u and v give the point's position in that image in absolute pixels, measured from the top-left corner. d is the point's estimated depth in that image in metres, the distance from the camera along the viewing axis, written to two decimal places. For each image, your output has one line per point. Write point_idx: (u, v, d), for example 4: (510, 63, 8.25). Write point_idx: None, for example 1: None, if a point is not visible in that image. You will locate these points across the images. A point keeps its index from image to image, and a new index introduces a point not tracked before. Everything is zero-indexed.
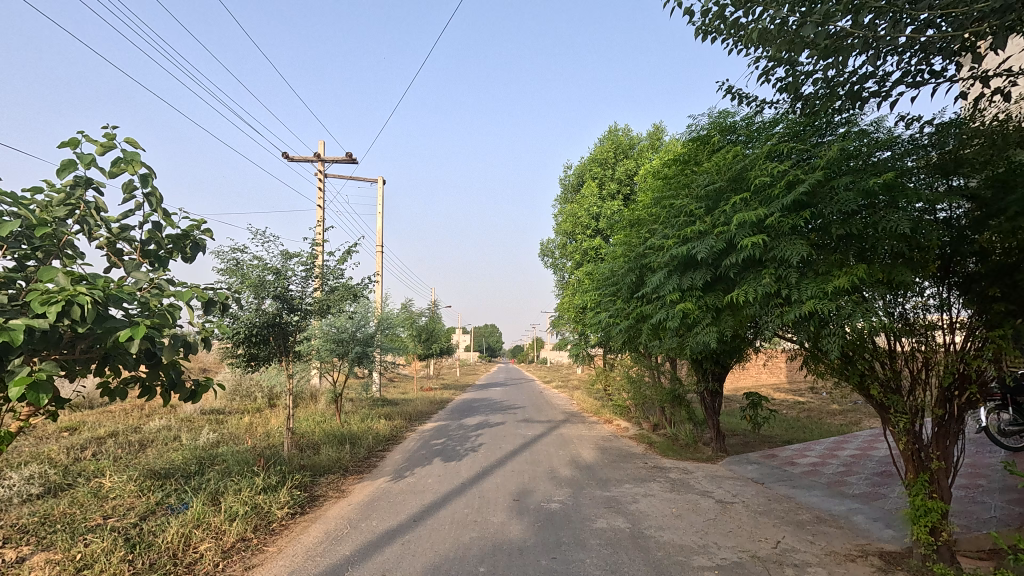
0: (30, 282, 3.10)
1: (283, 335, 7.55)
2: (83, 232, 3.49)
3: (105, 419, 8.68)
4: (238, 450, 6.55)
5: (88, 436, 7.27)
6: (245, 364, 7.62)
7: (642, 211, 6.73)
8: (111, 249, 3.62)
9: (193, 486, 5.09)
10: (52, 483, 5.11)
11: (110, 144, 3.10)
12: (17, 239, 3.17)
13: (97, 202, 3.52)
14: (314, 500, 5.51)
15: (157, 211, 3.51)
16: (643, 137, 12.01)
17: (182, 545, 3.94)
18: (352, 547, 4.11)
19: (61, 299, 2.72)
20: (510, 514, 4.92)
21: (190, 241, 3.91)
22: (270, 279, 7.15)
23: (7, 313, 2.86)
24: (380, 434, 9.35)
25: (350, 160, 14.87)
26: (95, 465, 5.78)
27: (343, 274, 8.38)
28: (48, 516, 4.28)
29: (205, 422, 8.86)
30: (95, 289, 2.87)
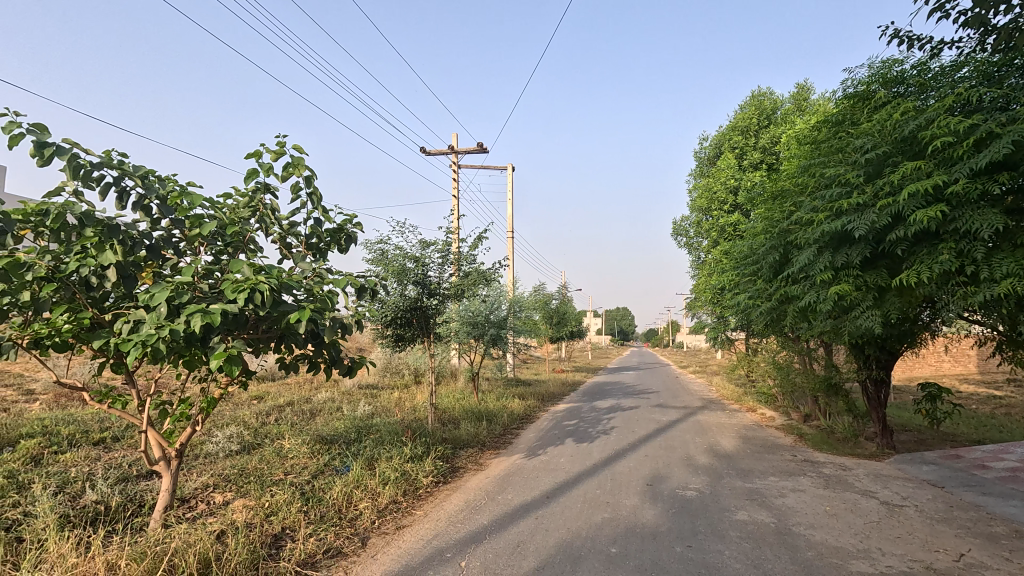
0: (224, 274, 3.70)
1: (424, 318, 8.12)
2: (262, 229, 4.09)
3: (284, 390, 10.09)
4: (389, 422, 7.24)
5: (272, 404, 8.51)
6: (393, 343, 8.35)
7: (786, 181, 6.12)
8: (283, 243, 4.19)
9: (353, 452, 5.75)
10: (246, 442, 6.10)
11: (281, 152, 3.74)
12: (215, 237, 3.82)
13: (272, 204, 4.12)
14: (455, 471, 5.92)
15: (318, 208, 4.04)
16: (790, 98, 10.91)
17: (345, 502, 4.47)
18: (489, 517, 4.36)
19: (247, 287, 3.25)
20: (644, 498, 4.85)
21: (344, 234, 4.42)
22: (411, 266, 7.72)
23: (208, 300, 3.46)
24: (514, 413, 9.70)
25: (481, 150, 15.47)
26: (277, 429, 6.76)
27: (476, 259, 8.76)
28: (244, 468, 5.12)
29: (362, 396, 9.90)
30: (271, 279, 3.38)
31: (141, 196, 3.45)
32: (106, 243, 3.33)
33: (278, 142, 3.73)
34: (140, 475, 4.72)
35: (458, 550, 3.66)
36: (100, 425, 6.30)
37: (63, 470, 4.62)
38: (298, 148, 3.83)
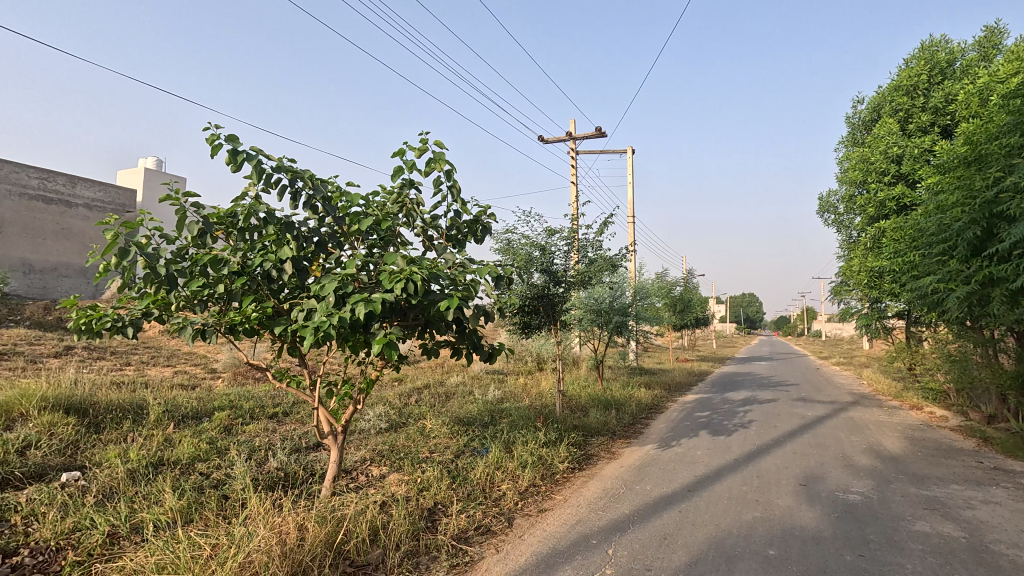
0: (379, 265, 3.98)
1: (550, 305, 8.20)
2: (408, 224, 4.35)
3: (420, 374, 10.79)
4: (519, 407, 7.42)
5: (410, 386, 9.13)
6: (521, 331, 8.54)
7: (981, 144, 5.29)
8: (426, 236, 4.43)
9: (490, 434, 5.98)
10: (394, 421, 6.59)
11: (424, 148, 3.94)
12: (369, 232, 4.12)
13: (416, 199, 4.36)
14: (588, 458, 5.92)
15: (458, 201, 4.21)
16: (972, 47, 9.34)
17: (488, 482, 4.66)
18: (631, 507, 4.30)
19: (402, 277, 3.48)
20: (799, 499, 4.48)
21: (480, 225, 4.57)
22: (537, 255, 7.82)
23: (368, 289, 3.76)
24: (642, 402, 9.47)
25: (600, 134, 15.19)
26: (418, 409, 7.24)
27: (602, 245, 8.64)
28: (394, 445, 5.54)
29: (491, 380, 10.28)
30: (422, 269, 3.58)
31: (310, 196, 3.82)
32: (284, 239, 3.74)
33: (421, 139, 3.94)
34: (309, 446, 5.29)
35: (603, 537, 3.65)
36: (272, 401, 7.18)
37: (249, 439, 5.32)
38: (439, 144, 4.02)
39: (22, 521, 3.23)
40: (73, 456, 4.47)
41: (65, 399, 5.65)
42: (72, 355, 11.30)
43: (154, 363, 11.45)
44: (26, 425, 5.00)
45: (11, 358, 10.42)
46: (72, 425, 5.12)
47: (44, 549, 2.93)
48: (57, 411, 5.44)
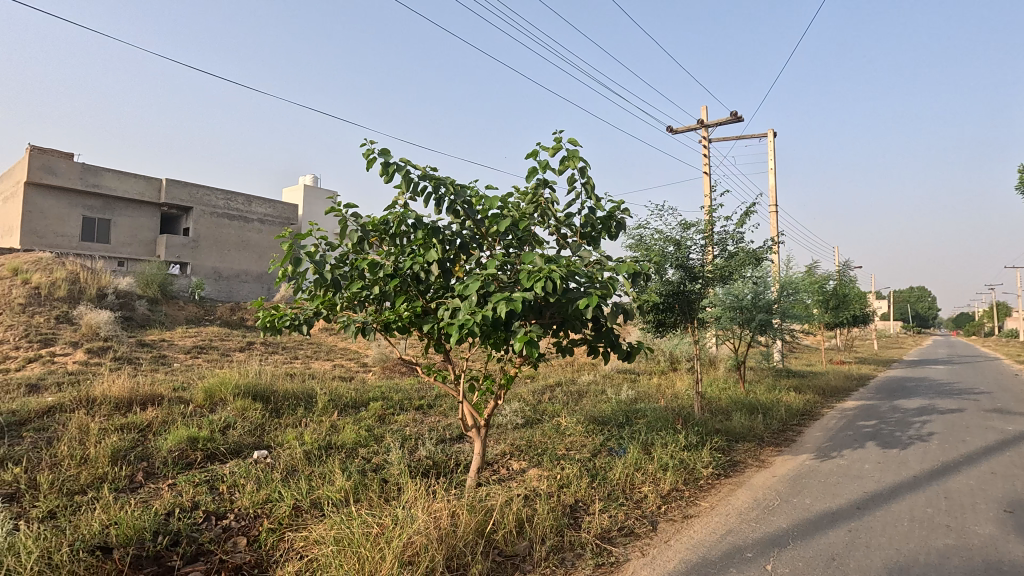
0: (517, 265, 4.07)
1: (687, 303, 7.84)
2: (543, 223, 4.39)
3: (551, 372, 10.92)
4: (655, 408, 7.18)
5: (543, 383, 9.28)
6: (655, 329, 8.26)
7: None
8: (559, 234, 4.44)
9: (627, 435, 5.85)
10: (529, 417, 6.73)
11: (558, 147, 3.93)
12: (506, 232, 4.22)
13: (551, 197, 4.38)
14: (735, 465, 5.55)
15: (592, 197, 4.15)
16: None
17: (628, 483, 4.57)
18: (789, 521, 3.95)
19: (542, 276, 3.51)
20: (1005, 529, 3.79)
21: (614, 220, 4.48)
22: (672, 250, 7.51)
23: (508, 288, 3.86)
24: (792, 407, 8.67)
25: (736, 119, 14.19)
26: (552, 407, 7.31)
27: (743, 238, 8.05)
28: (532, 441, 5.66)
29: (623, 380, 10.08)
30: (561, 267, 3.59)
31: (452, 201, 4.00)
32: (430, 243, 3.97)
33: (555, 138, 3.92)
34: (453, 438, 5.59)
35: (759, 551, 3.40)
36: (417, 394, 7.71)
37: (401, 428, 5.77)
38: (573, 141, 3.97)
39: (228, 490, 3.81)
40: (261, 436, 5.18)
41: (252, 387, 6.58)
42: (254, 349, 13.12)
43: (316, 358, 12.89)
44: (225, 408, 5.89)
45: (210, 351, 12.38)
46: (259, 409, 5.94)
47: (245, 515, 3.43)
48: (247, 397, 6.35)
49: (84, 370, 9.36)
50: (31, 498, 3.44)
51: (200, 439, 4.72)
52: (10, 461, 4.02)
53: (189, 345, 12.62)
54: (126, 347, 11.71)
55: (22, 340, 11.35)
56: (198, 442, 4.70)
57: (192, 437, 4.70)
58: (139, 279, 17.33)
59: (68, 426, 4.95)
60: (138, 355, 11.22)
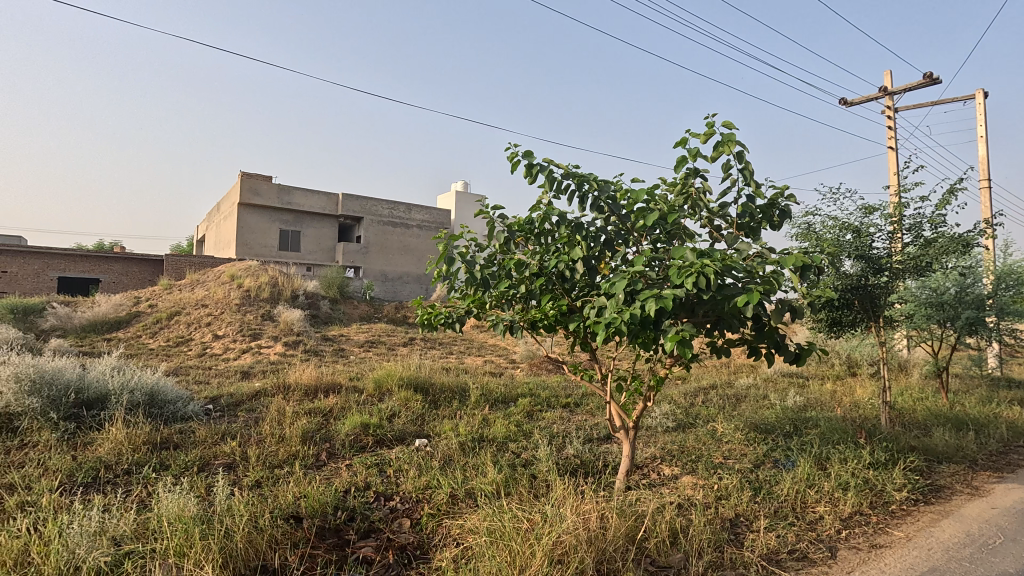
0: (666, 260, 3.84)
1: (870, 298, 6.82)
2: (694, 216, 4.08)
3: (704, 373, 10.27)
4: (830, 417, 6.36)
5: (695, 385, 8.75)
6: (829, 329, 7.33)
7: None
8: (713, 226, 4.09)
9: (796, 446, 5.26)
10: (682, 421, 6.38)
11: (710, 132, 3.56)
12: (654, 227, 4.00)
13: (703, 187, 4.05)
14: (937, 490, 4.68)
15: (751, 184, 3.74)
16: None
17: (798, 501, 4.09)
18: (1018, 566, 3.20)
19: (693, 271, 3.27)
20: None
21: (778, 208, 4.00)
22: (850, 239, 6.59)
23: (657, 285, 3.66)
24: (1017, 425, 7.09)
25: (931, 81, 12.06)
26: (707, 411, 6.86)
27: (945, 221, 6.79)
28: (684, 446, 5.36)
29: (789, 384, 9.11)
30: (715, 261, 3.30)
31: (596, 197, 3.90)
32: (575, 240, 3.92)
33: (708, 123, 3.56)
34: (600, 438, 5.51)
35: None
36: (564, 391, 7.76)
37: (548, 425, 5.83)
38: (729, 124, 3.57)
39: (393, 473, 4.16)
40: (421, 425, 5.60)
41: (414, 379, 7.15)
42: (414, 344, 14.29)
43: (469, 353, 13.64)
44: (391, 398, 6.48)
45: (378, 345, 13.74)
46: (419, 400, 6.44)
47: (409, 498, 3.71)
48: (409, 388, 6.92)
49: (283, 361, 10.97)
50: (243, 468, 4.10)
51: (371, 425, 5.24)
52: (229, 435, 4.84)
53: (362, 340, 14.15)
54: (313, 341, 13.49)
55: (238, 334, 13.68)
56: (369, 428, 5.22)
57: (365, 424, 5.24)
58: (322, 281, 19.88)
59: (270, 408, 5.82)
60: (322, 348, 12.87)
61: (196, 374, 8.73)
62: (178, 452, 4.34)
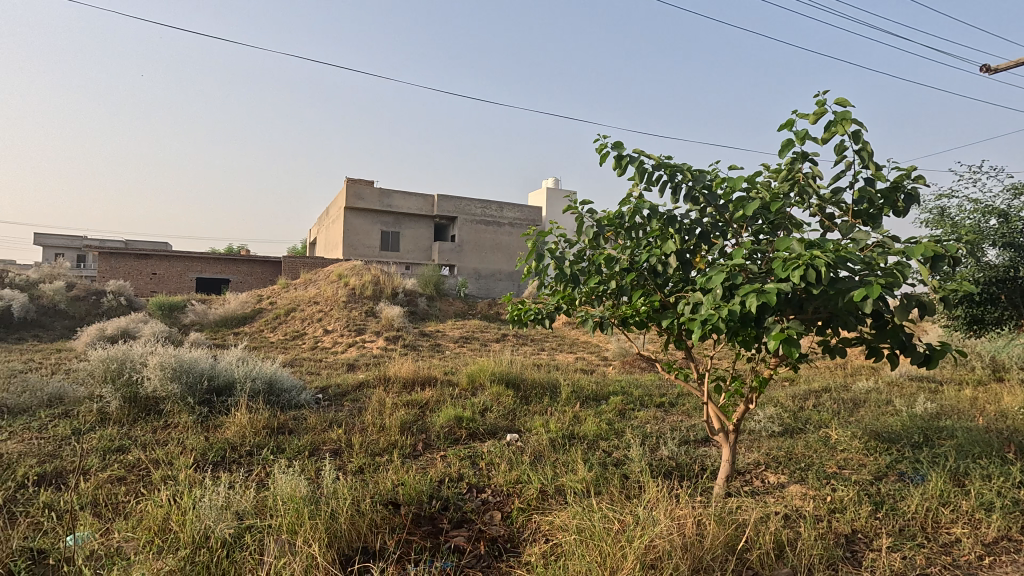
0: (770, 252, 3.56)
1: (1020, 292, 5.95)
2: (802, 203, 3.73)
3: (816, 375, 9.48)
4: (970, 427, 5.60)
5: (805, 388, 8.10)
6: (968, 327, 6.47)
7: None
8: (824, 214, 3.72)
9: (926, 458, 4.69)
10: (789, 425, 5.92)
11: (821, 111, 3.16)
12: (755, 217, 3.71)
13: (813, 172, 3.68)
14: None
15: (870, 166, 3.34)
16: None
17: (929, 520, 3.64)
18: None
19: (800, 264, 2.99)
20: None
21: (903, 191, 3.55)
22: (994, 224, 5.76)
23: (759, 279, 3.40)
24: None
25: None
26: (818, 415, 6.32)
27: None
28: (792, 452, 4.97)
29: (918, 389, 8.16)
30: (827, 253, 3.00)
31: (691, 187, 3.68)
32: (668, 234, 3.74)
33: (818, 101, 3.16)
34: (698, 440, 5.26)
35: None
36: (658, 391, 7.51)
37: (642, 425, 5.67)
38: (843, 100, 3.12)
39: (486, 466, 4.25)
40: (513, 420, 5.66)
41: (505, 375, 7.26)
42: (507, 340, 14.51)
43: (560, 350, 13.62)
44: (483, 393, 6.63)
45: (472, 341, 14.11)
46: (511, 396, 6.52)
47: (500, 492, 3.76)
48: (501, 383, 7.03)
49: (384, 354, 11.60)
50: (348, 454, 4.38)
51: (464, 418, 5.39)
52: (335, 423, 5.19)
53: (456, 336, 14.60)
54: (411, 336, 14.12)
55: (345, 329, 14.66)
56: (462, 421, 5.37)
57: (458, 417, 5.39)
58: (420, 280, 20.77)
59: (372, 399, 6.18)
60: (420, 343, 13.45)
61: (308, 366, 9.48)
62: (292, 436, 4.73)
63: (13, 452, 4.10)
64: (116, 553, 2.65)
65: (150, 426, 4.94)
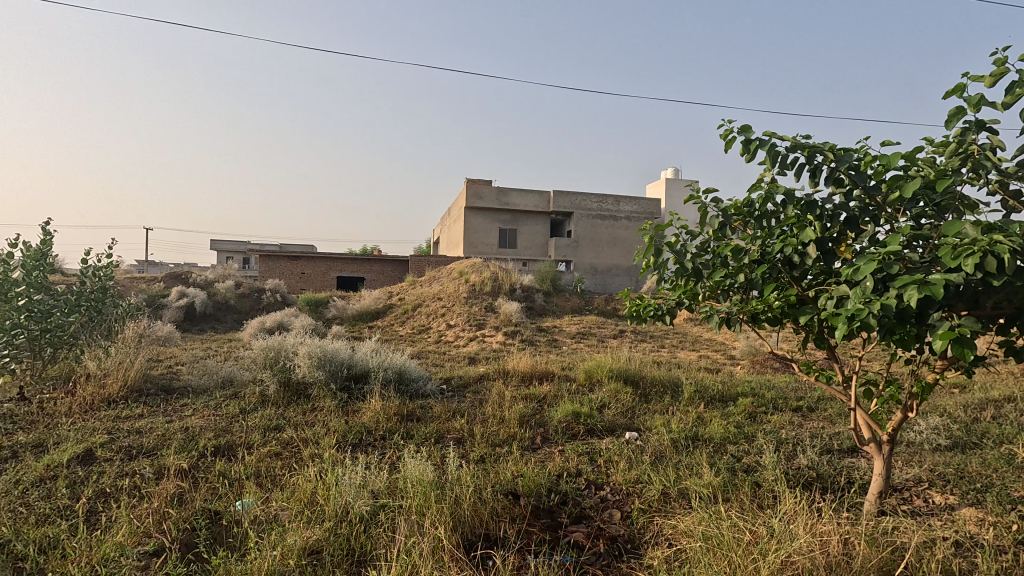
0: (934, 239, 3.07)
1: None
2: (977, 181, 3.16)
3: (995, 382, 8.09)
4: None
5: (981, 396, 6.95)
6: None
7: None
8: (1007, 192, 3.13)
9: None
10: (960, 439, 5.12)
11: (1002, 70, 2.61)
12: (915, 199, 3.22)
13: (991, 142, 3.10)
14: None
15: None
16: None
17: None
18: None
19: (975, 250, 2.54)
20: None
21: None
22: None
23: (920, 270, 2.95)
24: None
25: None
26: (999, 429, 5.38)
27: None
28: (964, 470, 4.29)
29: None
30: (1012, 237, 2.52)
31: (833, 169, 3.29)
32: (806, 221, 3.38)
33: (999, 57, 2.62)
34: (843, 450, 4.73)
35: None
36: (794, 393, 6.88)
37: (775, 430, 5.23)
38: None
39: (604, 463, 4.18)
40: (632, 418, 5.52)
41: (624, 371, 7.10)
42: (625, 337, 14.18)
43: (682, 347, 13.02)
44: (601, 389, 6.54)
45: (589, 337, 14.00)
46: (630, 393, 6.36)
47: (619, 491, 3.69)
48: (620, 380, 6.89)
49: (503, 349, 11.91)
50: (470, 443, 4.56)
51: (582, 414, 5.36)
52: (458, 413, 5.43)
53: (573, 332, 14.58)
54: (529, 331, 14.36)
55: (466, 324, 15.28)
56: (580, 417, 5.35)
57: (576, 413, 5.38)
58: (536, 276, 21.04)
59: (492, 391, 6.38)
60: (537, 338, 13.62)
61: (434, 358, 10.04)
62: (419, 424, 5.03)
63: (197, 426, 4.83)
64: (274, 519, 3.01)
65: (300, 408, 5.54)
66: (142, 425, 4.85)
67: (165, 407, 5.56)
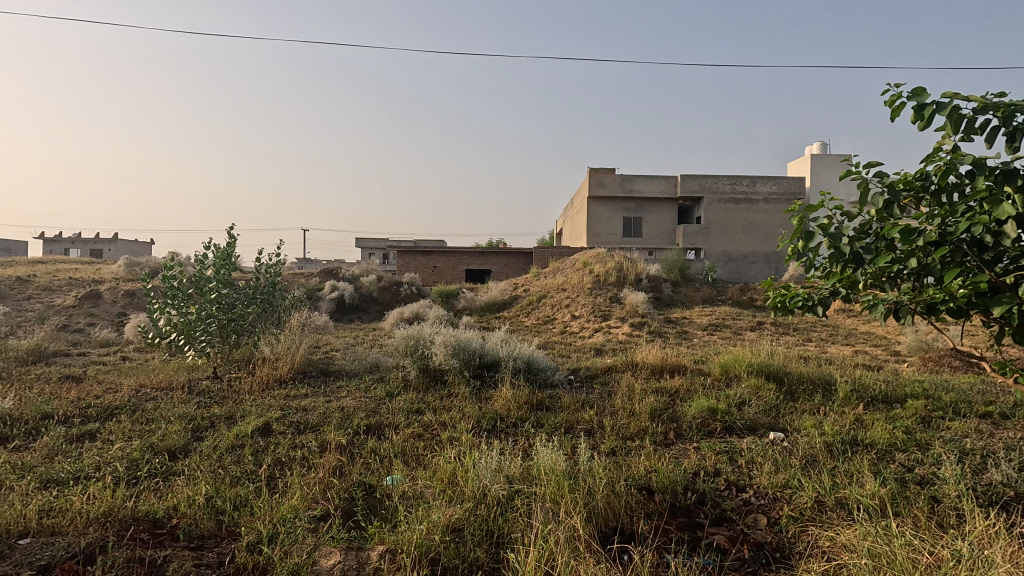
0: None
1: None
2: None
3: None
4: None
5: None
6: None
7: None
8: None
9: None
10: None
11: None
12: None
13: None
14: None
15: None
16: None
17: None
18: None
19: None
20: None
21: None
22: None
23: None
24: None
25: None
26: None
27: None
28: None
29: None
30: None
31: None
32: (1001, 194, 2.81)
33: None
34: None
35: None
36: (982, 397, 5.86)
37: (958, 438, 4.51)
38: None
39: (746, 464, 3.92)
40: (777, 418, 5.10)
41: (765, 367, 6.58)
42: (764, 329, 13.14)
43: (833, 341, 11.71)
44: (740, 385, 6.13)
45: (723, 329, 13.20)
46: (773, 390, 5.88)
47: (765, 494, 3.42)
48: (760, 376, 6.41)
49: (630, 341, 11.64)
50: (601, 435, 4.52)
51: (719, 411, 5.07)
52: (587, 404, 5.43)
53: (705, 323, 13.85)
54: (657, 323, 13.90)
55: (591, 315, 15.19)
56: (717, 414, 5.05)
57: (712, 409, 5.10)
58: (664, 265, 20.25)
59: (621, 383, 6.27)
60: (665, 330, 13.13)
61: (560, 349, 10.13)
62: (549, 413, 5.11)
63: (351, 406, 5.35)
64: (420, 496, 3.24)
65: (437, 394, 5.89)
66: (307, 403, 5.50)
67: (324, 389, 6.23)
